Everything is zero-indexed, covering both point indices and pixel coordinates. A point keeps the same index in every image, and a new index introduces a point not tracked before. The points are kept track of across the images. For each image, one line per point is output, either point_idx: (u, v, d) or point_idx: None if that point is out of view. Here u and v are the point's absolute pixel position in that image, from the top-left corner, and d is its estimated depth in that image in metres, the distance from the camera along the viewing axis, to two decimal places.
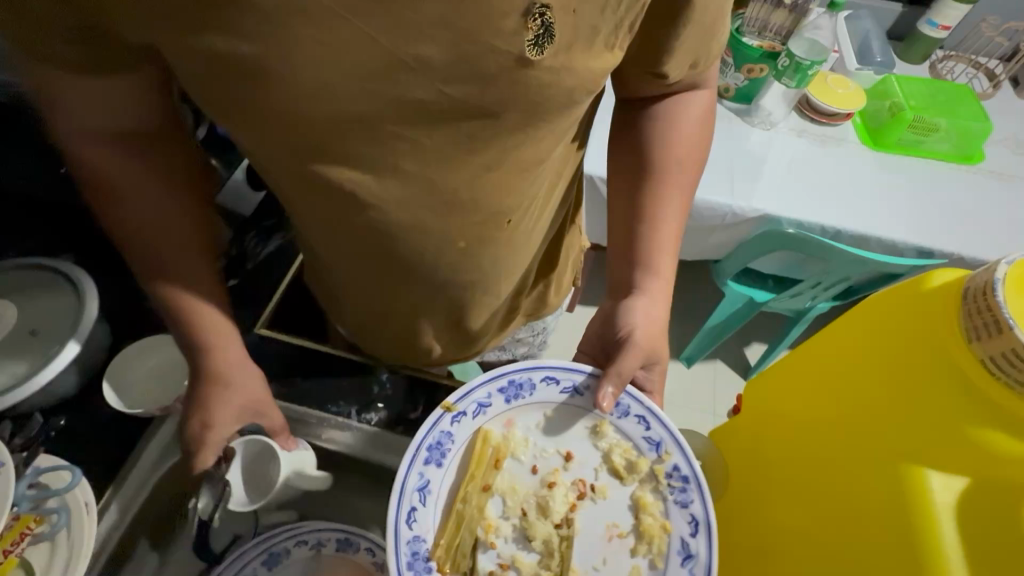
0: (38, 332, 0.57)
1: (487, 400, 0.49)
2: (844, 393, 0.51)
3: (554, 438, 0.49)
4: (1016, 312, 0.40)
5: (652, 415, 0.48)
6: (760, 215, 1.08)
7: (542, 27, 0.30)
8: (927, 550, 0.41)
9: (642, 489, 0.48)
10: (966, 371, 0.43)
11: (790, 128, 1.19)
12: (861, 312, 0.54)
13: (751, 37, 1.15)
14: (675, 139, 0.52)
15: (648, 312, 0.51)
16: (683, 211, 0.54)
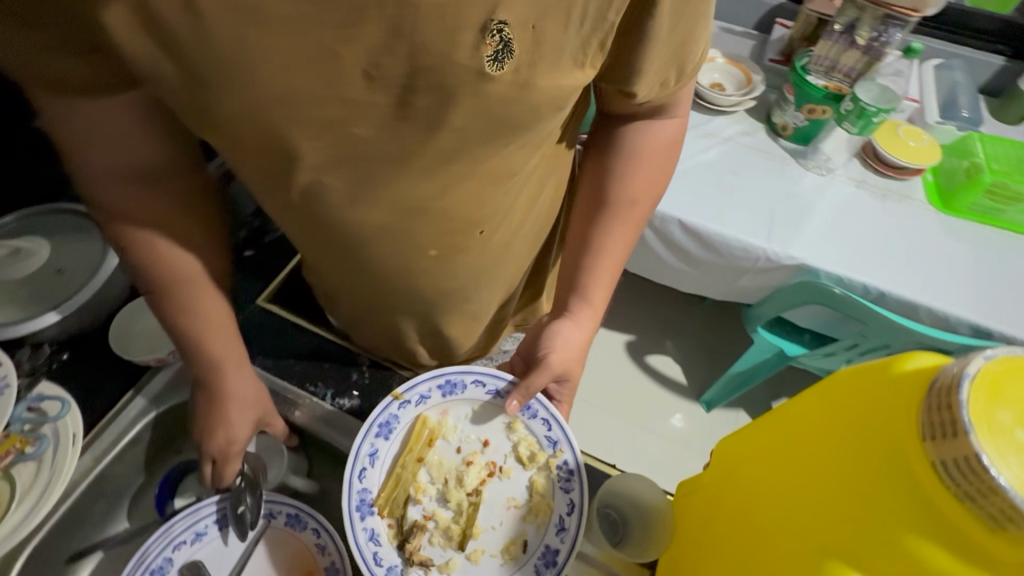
0: (64, 270, 0.64)
1: (427, 393, 0.52)
2: (763, 478, 0.36)
3: (477, 425, 0.53)
4: (980, 417, 0.27)
5: (554, 419, 0.51)
6: (795, 263, 1.02)
7: (500, 42, 0.30)
8: None
9: (539, 475, 0.50)
10: (921, 493, 0.28)
11: (847, 177, 1.11)
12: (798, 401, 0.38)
13: (818, 76, 1.09)
14: (631, 171, 0.55)
15: (569, 338, 0.55)
16: (626, 247, 0.58)
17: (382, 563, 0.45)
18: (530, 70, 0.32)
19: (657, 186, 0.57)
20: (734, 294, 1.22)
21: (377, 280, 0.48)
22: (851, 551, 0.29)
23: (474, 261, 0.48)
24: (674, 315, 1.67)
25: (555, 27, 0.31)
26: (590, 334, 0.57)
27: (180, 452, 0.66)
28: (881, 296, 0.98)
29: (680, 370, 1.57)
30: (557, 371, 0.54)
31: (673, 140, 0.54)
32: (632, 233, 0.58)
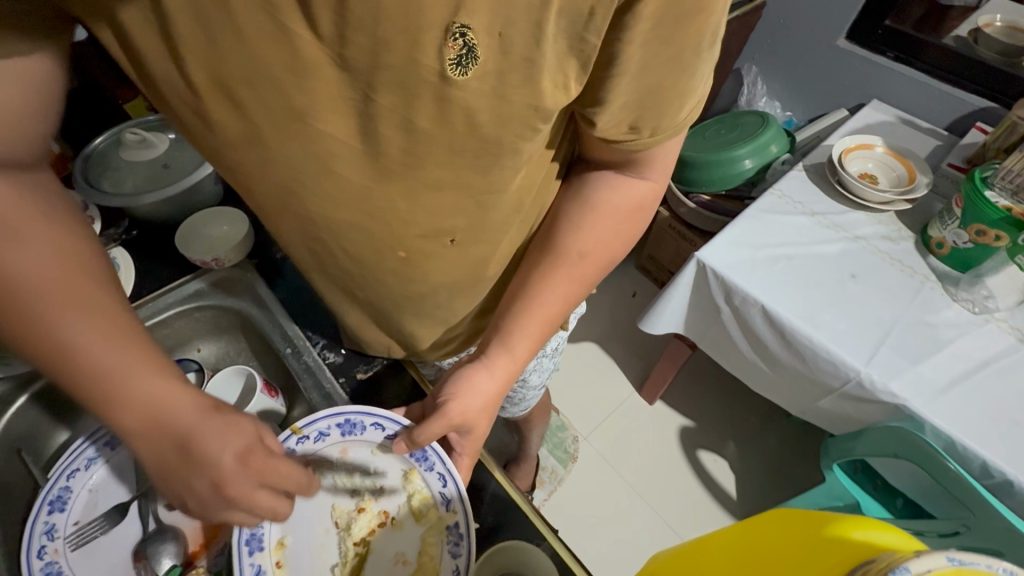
0: (169, 165, 0.75)
1: (326, 431, 0.51)
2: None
3: (374, 471, 0.52)
4: None
5: (451, 476, 0.49)
6: (895, 402, 0.82)
7: (464, 47, 0.34)
8: None
9: (429, 532, 0.49)
10: None
11: (1008, 325, 0.88)
12: (717, 541, 0.29)
13: (999, 194, 0.88)
14: (591, 224, 0.54)
15: (476, 386, 0.54)
16: (565, 301, 0.56)
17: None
18: (498, 78, 0.36)
19: (616, 245, 0.56)
20: (816, 415, 1.04)
21: (354, 265, 0.51)
22: None
23: (441, 268, 0.53)
24: (749, 418, 1.45)
25: (522, 39, 0.34)
26: (502, 386, 0.56)
27: (197, 350, 0.73)
28: (1007, 486, 0.75)
29: (733, 480, 1.36)
30: (455, 422, 0.51)
31: (645, 201, 0.54)
32: (576, 288, 0.56)
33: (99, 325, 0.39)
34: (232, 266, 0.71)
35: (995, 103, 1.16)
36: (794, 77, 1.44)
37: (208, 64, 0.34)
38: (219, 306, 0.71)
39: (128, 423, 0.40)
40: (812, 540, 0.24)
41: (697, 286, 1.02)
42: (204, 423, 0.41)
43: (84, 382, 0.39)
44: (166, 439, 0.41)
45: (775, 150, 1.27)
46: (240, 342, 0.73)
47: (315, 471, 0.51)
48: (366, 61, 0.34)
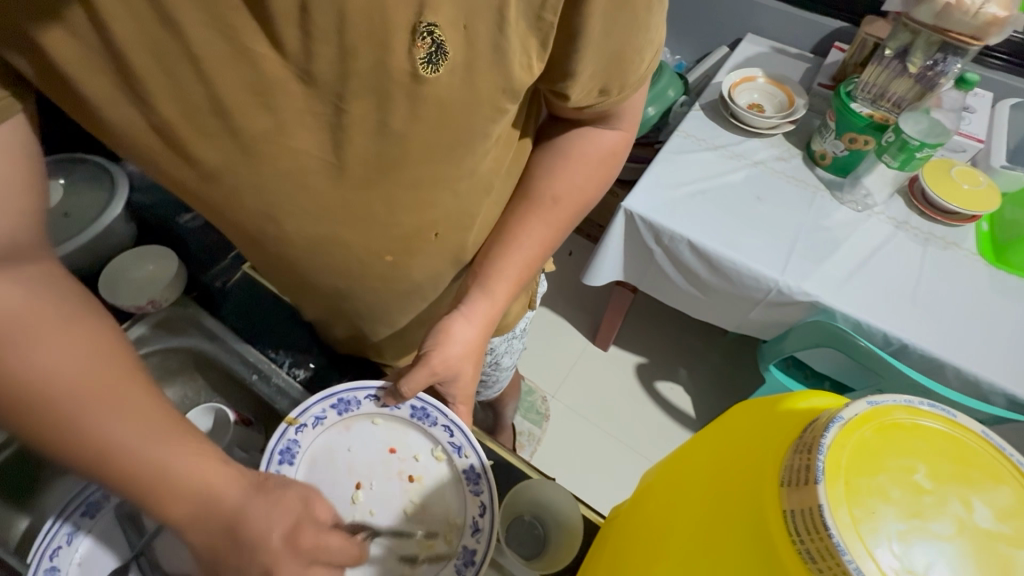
0: (71, 215, 0.70)
1: (321, 415, 0.53)
2: (651, 516, 0.32)
3: (382, 438, 0.55)
4: (837, 468, 0.23)
5: (456, 426, 0.53)
6: (810, 300, 0.95)
7: (432, 44, 0.34)
8: None
9: (448, 477, 0.53)
10: (767, 531, 0.24)
11: (886, 216, 1.02)
12: (712, 430, 0.33)
13: (864, 105, 1.03)
14: (565, 171, 0.58)
15: (458, 334, 0.57)
16: (542, 246, 0.60)
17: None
18: (467, 69, 0.37)
19: (590, 189, 0.60)
20: (749, 327, 1.16)
21: (326, 275, 0.50)
22: None
23: (427, 261, 0.54)
24: (694, 344, 1.59)
25: (486, 28, 0.35)
26: (483, 330, 0.59)
27: None
28: (903, 349, 0.90)
29: (690, 402, 1.50)
30: (439, 371, 0.55)
31: (616, 149, 0.58)
32: (554, 232, 0.60)
33: (135, 420, 0.36)
34: (171, 304, 0.69)
35: (847, 23, 1.30)
36: (677, 23, 1.53)
37: (175, 92, 0.33)
38: (165, 349, 0.66)
39: (175, 515, 0.37)
40: (772, 411, 0.30)
41: (628, 233, 1.10)
42: (252, 503, 0.38)
43: (115, 475, 0.36)
44: (214, 528, 0.38)
45: (673, 94, 1.35)
46: (197, 381, 0.69)
47: (327, 455, 0.53)
48: (334, 73, 0.34)
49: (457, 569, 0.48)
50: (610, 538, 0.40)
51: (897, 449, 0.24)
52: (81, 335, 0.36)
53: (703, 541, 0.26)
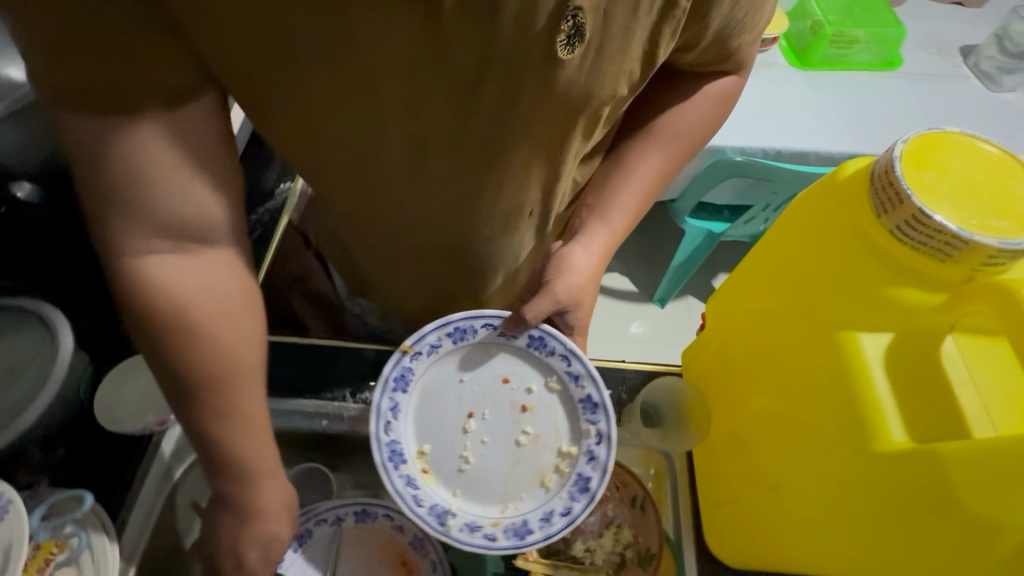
0: (22, 367, 0.60)
1: (437, 343, 0.58)
2: (777, 288, 0.45)
3: (492, 368, 0.59)
4: (914, 182, 0.35)
5: (572, 353, 0.57)
6: (703, 147, 1.13)
7: (574, 27, 0.37)
8: (860, 405, 0.35)
9: (560, 406, 0.58)
10: (873, 237, 0.36)
11: None
12: (795, 210, 0.44)
13: None
14: (686, 107, 0.62)
15: (579, 262, 0.61)
16: (653, 187, 0.64)
17: (424, 500, 0.53)
18: (599, 49, 0.40)
19: (703, 131, 0.64)
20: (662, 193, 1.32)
21: (402, 215, 0.54)
22: (850, 310, 0.37)
23: (522, 232, 0.61)
24: None
25: (622, 10, 0.38)
26: (599, 260, 0.63)
27: None
28: (778, 155, 1.13)
29: (628, 280, 1.67)
30: (562, 300, 0.60)
31: (731, 93, 0.63)
32: (669, 169, 0.64)
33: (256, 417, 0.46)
34: None
35: None
36: None
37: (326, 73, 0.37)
38: None
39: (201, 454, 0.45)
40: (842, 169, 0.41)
41: None
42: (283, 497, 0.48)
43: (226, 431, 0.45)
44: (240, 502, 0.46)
45: None
46: None
47: (438, 379, 0.58)
48: (479, 48, 0.37)
49: (572, 495, 0.54)
50: (731, 334, 0.52)
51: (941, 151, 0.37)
52: (242, 329, 0.45)
53: (840, 262, 0.38)
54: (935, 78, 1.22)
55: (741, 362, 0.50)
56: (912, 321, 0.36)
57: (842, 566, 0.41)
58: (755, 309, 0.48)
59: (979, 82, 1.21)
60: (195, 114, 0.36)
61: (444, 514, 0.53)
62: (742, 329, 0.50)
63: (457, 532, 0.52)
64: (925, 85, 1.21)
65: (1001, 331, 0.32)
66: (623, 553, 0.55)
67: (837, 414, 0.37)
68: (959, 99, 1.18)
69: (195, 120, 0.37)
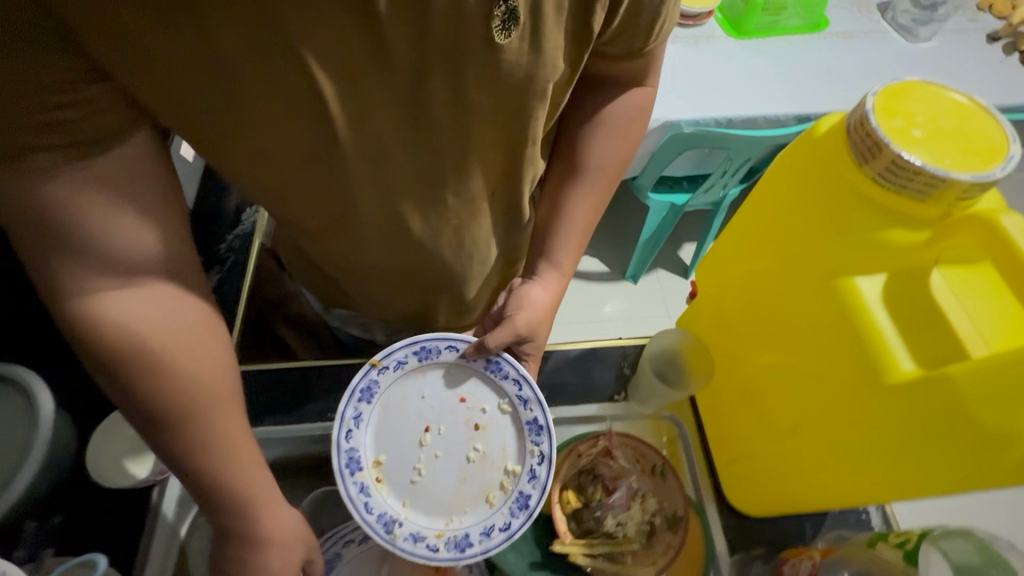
0: (2, 440, 0.56)
1: (404, 358, 0.61)
2: (767, 248, 0.46)
3: (451, 389, 0.61)
4: (890, 131, 0.38)
5: (525, 379, 0.60)
6: (659, 124, 1.16)
7: (507, 12, 0.39)
8: (868, 344, 0.38)
9: (509, 429, 0.60)
10: (857, 187, 0.39)
11: None
12: (776, 170, 0.46)
13: None
14: (607, 139, 0.68)
15: (538, 299, 0.67)
16: (592, 213, 0.70)
17: (374, 509, 0.55)
18: (534, 27, 0.42)
19: (624, 155, 0.70)
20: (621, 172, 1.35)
21: (388, 225, 0.54)
22: (847, 257, 0.39)
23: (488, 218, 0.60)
24: None
25: None
26: (557, 297, 0.70)
27: None
28: (730, 123, 1.18)
29: (599, 260, 1.70)
30: (521, 332, 0.64)
31: (645, 105, 0.68)
32: (600, 198, 0.70)
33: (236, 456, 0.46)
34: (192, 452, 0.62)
35: None
36: None
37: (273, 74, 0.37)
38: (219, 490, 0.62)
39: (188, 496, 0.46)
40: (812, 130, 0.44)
41: None
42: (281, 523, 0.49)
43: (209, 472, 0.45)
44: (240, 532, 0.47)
45: None
46: None
47: (401, 392, 0.61)
48: (414, 32, 0.38)
49: (513, 511, 0.56)
50: (723, 298, 0.54)
51: (905, 101, 0.40)
52: (209, 375, 0.45)
53: (827, 213, 0.41)
54: (859, 35, 1.30)
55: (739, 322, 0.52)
56: (904, 260, 0.38)
57: (855, 499, 0.44)
58: (746, 271, 0.50)
59: (898, 35, 1.30)
60: (132, 153, 0.38)
61: (392, 523, 0.55)
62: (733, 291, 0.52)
63: (402, 541, 0.54)
64: (850, 42, 1.29)
65: (989, 256, 0.35)
66: (652, 521, 0.57)
67: (848, 355, 0.39)
68: (882, 53, 1.27)
69: (130, 158, 0.38)
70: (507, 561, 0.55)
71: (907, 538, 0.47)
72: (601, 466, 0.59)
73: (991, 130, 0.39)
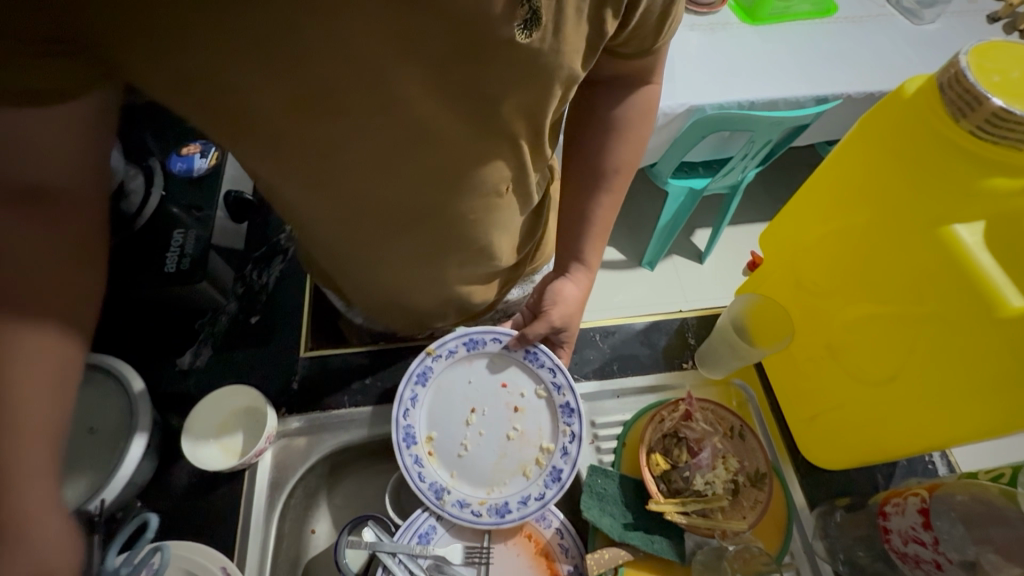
0: (98, 429, 0.57)
1: (455, 347, 0.67)
2: (855, 207, 0.50)
3: (496, 375, 0.67)
4: (989, 86, 0.40)
5: (559, 366, 0.65)
6: (684, 108, 1.19)
7: (530, 12, 0.36)
8: (973, 284, 0.41)
9: (545, 412, 0.65)
10: (956, 140, 0.42)
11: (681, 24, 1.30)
12: (863, 132, 0.49)
13: None
14: (629, 140, 0.69)
15: (570, 294, 0.71)
16: (614, 210, 0.73)
17: (427, 477, 0.61)
18: None
19: (639, 152, 0.71)
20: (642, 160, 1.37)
21: (477, 211, 0.55)
22: (947, 207, 0.42)
23: None
24: None
25: None
26: (587, 291, 0.73)
27: (313, 530, 0.65)
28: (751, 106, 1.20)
29: (615, 249, 1.72)
30: (557, 324, 0.68)
31: (653, 103, 0.67)
32: (619, 197, 0.73)
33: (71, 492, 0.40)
34: (278, 437, 0.63)
35: None
36: None
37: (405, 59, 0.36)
38: (305, 473, 0.62)
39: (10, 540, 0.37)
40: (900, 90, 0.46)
41: None
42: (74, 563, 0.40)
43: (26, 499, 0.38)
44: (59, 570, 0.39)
45: None
46: (340, 482, 0.67)
47: (452, 379, 0.67)
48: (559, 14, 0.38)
49: (547, 484, 0.61)
50: (803, 259, 0.57)
51: (994, 58, 0.42)
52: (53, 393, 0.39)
53: (927, 167, 0.43)
54: (867, 19, 1.34)
55: (827, 277, 0.55)
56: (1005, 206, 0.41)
57: (957, 441, 0.46)
58: (832, 229, 0.53)
59: (904, 19, 1.35)
60: (98, 121, 0.36)
61: (442, 490, 0.60)
62: (818, 247, 0.55)
63: (451, 505, 0.59)
64: (860, 26, 1.33)
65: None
66: (736, 480, 0.59)
67: (955, 298, 0.42)
68: (890, 36, 1.32)
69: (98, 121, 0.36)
70: (602, 522, 0.57)
71: (1001, 473, 0.51)
72: (684, 430, 0.62)
73: None
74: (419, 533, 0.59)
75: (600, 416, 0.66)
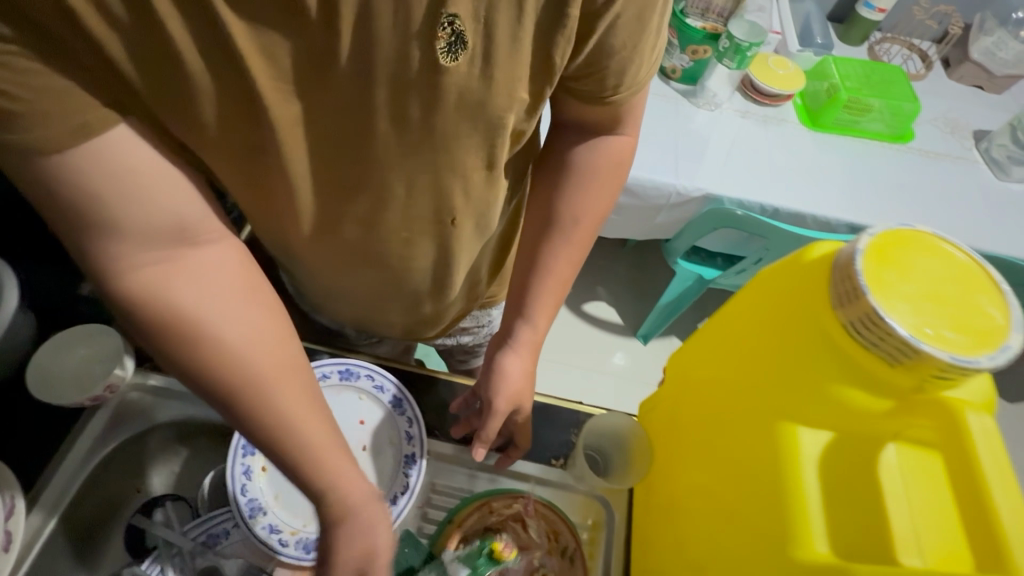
0: None
1: (326, 373, 0.64)
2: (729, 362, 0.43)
3: (357, 409, 0.64)
4: (874, 280, 0.34)
5: (417, 419, 0.62)
6: (702, 194, 1.13)
7: (453, 33, 0.39)
8: (789, 504, 0.33)
9: (391, 458, 0.61)
10: (827, 330, 0.35)
11: (733, 109, 1.22)
12: (754, 286, 0.43)
13: (695, 19, 1.20)
14: (587, 195, 0.63)
15: (513, 370, 0.61)
16: (569, 274, 0.65)
17: (249, 492, 0.57)
18: None
19: (603, 208, 0.65)
20: (654, 232, 1.30)
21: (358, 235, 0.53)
22: (795, 403, 0.35)
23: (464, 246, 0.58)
24: (605, 262, 1.73)
25: None
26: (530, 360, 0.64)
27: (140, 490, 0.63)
28: (776, 212, 1.12)
29: (615, 312, 1.65)
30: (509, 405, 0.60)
31: (624, 155, 0.62)
32: (578, 252, 0.65)
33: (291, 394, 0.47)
34: (127, 386, 0.62)
35: None
36: None
37: None
38: (137, 435, 0.61)
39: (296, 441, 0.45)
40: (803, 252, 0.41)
41: None
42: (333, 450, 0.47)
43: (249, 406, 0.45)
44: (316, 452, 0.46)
45: None
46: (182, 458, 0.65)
47: None
48: None
49: None
50: (678, 397, 0.51)
51: (904, 251, 0.36)
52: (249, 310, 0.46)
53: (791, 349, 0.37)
54: (945, 159, 1.21)
55: (687, 427, 0.48)
56: (857, 425, 0.34)
57: None
58: (703, 378, 0.46)
59: (987, 169, 1.20)
60: None
61: (258, 510, 0.56)
62: (690, 391, 0.49)
63: (259, 529, 0.55)
64: (932, 162, 1.20)
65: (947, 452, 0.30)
66: None
67: (768, 513, 0.34)
68: (964, 184, 1.18)
69: None
70: None
71: None
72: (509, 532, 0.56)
73: (991, 301, 0.35)
74: (212, 531, 0.57)
75: (440, 480, 0.62)
